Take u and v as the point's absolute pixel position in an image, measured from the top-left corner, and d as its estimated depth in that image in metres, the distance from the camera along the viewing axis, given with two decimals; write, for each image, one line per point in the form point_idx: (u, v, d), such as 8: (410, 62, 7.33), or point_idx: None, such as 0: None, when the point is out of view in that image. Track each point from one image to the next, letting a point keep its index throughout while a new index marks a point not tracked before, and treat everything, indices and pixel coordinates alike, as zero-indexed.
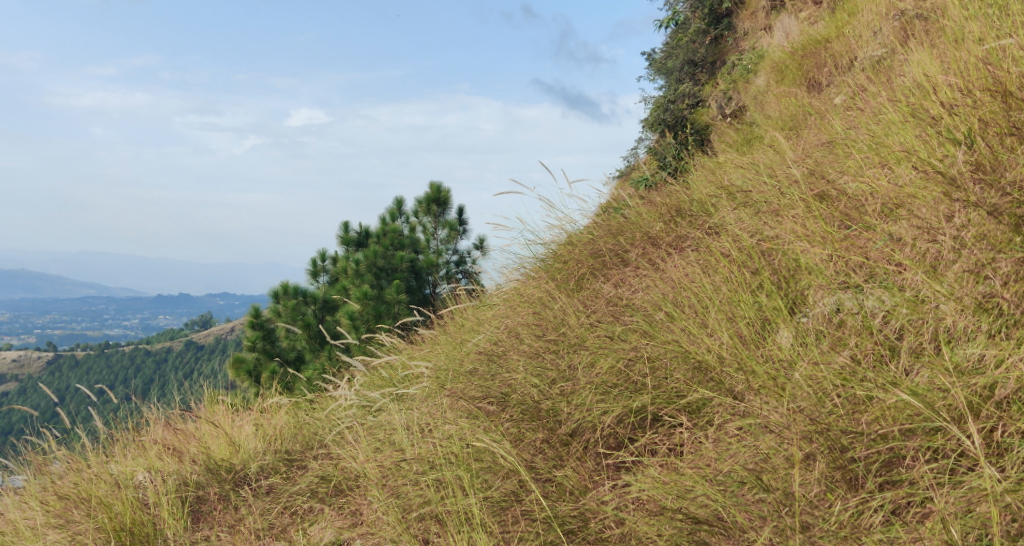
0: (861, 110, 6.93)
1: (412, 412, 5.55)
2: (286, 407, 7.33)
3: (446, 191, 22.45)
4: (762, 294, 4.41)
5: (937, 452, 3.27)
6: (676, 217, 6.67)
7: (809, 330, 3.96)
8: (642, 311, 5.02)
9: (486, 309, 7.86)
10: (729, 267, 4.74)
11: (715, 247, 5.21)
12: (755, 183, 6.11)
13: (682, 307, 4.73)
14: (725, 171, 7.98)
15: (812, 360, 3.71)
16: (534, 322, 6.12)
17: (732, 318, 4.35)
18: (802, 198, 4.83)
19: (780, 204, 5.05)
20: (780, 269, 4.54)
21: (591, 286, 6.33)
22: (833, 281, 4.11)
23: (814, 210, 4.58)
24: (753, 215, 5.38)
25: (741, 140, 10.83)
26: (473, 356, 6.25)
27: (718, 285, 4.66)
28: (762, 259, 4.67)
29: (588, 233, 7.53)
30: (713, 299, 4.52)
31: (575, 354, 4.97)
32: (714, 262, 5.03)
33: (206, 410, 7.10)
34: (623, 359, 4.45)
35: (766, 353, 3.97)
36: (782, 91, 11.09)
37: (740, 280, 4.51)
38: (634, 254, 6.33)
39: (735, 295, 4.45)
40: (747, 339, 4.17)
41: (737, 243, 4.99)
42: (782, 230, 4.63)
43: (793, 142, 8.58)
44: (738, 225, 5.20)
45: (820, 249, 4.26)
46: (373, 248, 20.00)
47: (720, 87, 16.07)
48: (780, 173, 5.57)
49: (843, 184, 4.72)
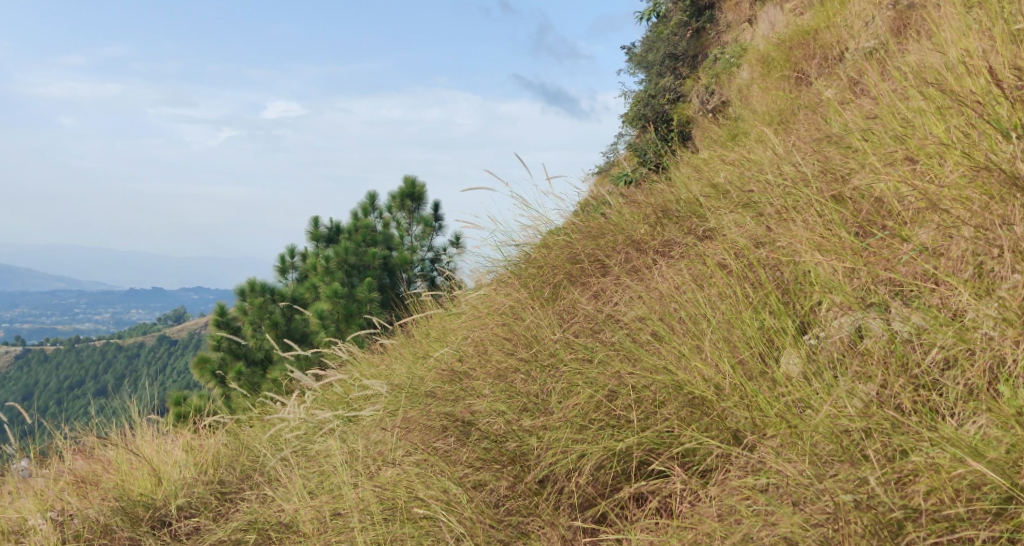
0: (865, 104, 6.36)
1: (362, 442, 4.89)
2: (227, 432, 6.63)
3: (421, 186, 21.71)
4: (767, 311, 3.78)
5: (1012, 535, 2.60)
6: (661, 217, 6.01)
7: (827, 361, 3.33)
8: (625, 330, 4.38)
9: (451, 317, 7.18)
10: (726, 279, 4.11)
11: (705, 253, 4.56)
12: (752, 182, 5.47)
13: (672, 326, 4.08)
14: (714, 173, 7.36)
15: (836, 401, 3.07)
16: (504, 337, 5.48)
17: (733, 341, 3.71)
18: (812, 200, 4.20)
19: (784, 207, 4.42)
20: (787, 283, 3.92)
21: (567, 295, 5.65)
22: (854, 300, 3.49)
23: (829, 214, 3.95)
24: (752, 221, 4.74)
25: (726, 135, 10.22)
26: (436, 375, 5.57)
27: (714, 298, 4.01)
28: (764, 270, 4.03)
29: (564, 234, 6.89)
30: (710, 318, 3.87)
31: (551, 382, 4.32)
32: (706, 271, 4.40)
33: (134, 430, 6.40)
34: (603, 390, 3.79)
35: (777, 389, 3.33)
36: (770, 85, 10.55)
37: (739, 295, 3.87)
38: (615, 260, 5.69)
39: (736, 313, 3.80)
40: (751, 369, 3.53)
41: (734, 251, 4.35)
42: (789, 236, 3.99)
43: (786, 138, 7.97)
44: (734, 230, 4.56)
45: (837, 261, 3.62)
46: (343, 244, 19.23)
47: (702, 81, 15.49)
48: (781, 173, 4.96)
49: (859, 184, 4.10)
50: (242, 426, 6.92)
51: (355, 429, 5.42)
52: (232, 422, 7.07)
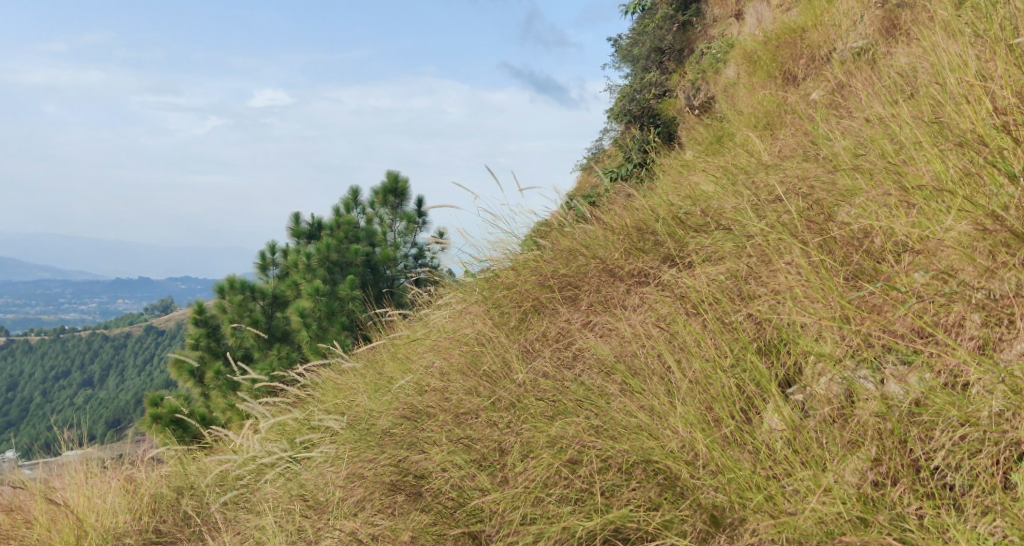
0: (856, 119, 6.01)
1: (316, 506, 4.79)
2: (181, 496, 6.23)
3: (404, 180, 21.12)
4: (744, 363, 3.41)
5: None
6: (636, 237, 5.60)
7: (817, 433, 2.99)
8: (593, 381, 3.99)
9: (414, 339, 6.77)
10: (700, 321, 3.75)
11: (680, 288, 4.17)
12: (735, 208, 5.08)
13: (642, 378, 3.70)
14: (696, 188, 6.98)
15: (829, 492, 2.78)
16: (467, 371, 5.11)
17: (708, 401, 3.33)
18: (798, 238, 3.82)
19: (767, 241, 4.03)
20: (764, 332, 3.54)
21: (535, 323, 5.25)
22: (843, 357, 3.15)
23: (816, 254, 3.57)
24: (734, 256, 4.35)
25: (711, 139, 9.82)
26: (394, 411, 5.19)
27: (688, 347, 3.63)
28: (741, 314, 3.65)
29: (537, 252, 6.50)
30: (683, 370, 3.50)
31: (517, 444, 3.99)
32: (677, 310, 4.03)
33: (78, 491, 6.03)
34: (565, 458, 3.43)
35: (758, 466, 3.00)
36: (757, 86, 10.18)
37: (716, 346, 3.49)
38: (587, 287, 5.29)
39: (710, 363, 3.42)
40: (727, 435, 3.16)
41: (711, 288, 3.96)
42: (771, 277, 3.62)
43: (774, 147, 7.57)
44: (712, 266, 4.17)
45: (826, 313, 3.25)
46: (325, 240, 18.68)
47: (689, 77, 15.12)
48: (767, 203, 4.58)
49: (848, 220, 3.74)
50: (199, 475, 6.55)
51: (308, 491, 5.02)
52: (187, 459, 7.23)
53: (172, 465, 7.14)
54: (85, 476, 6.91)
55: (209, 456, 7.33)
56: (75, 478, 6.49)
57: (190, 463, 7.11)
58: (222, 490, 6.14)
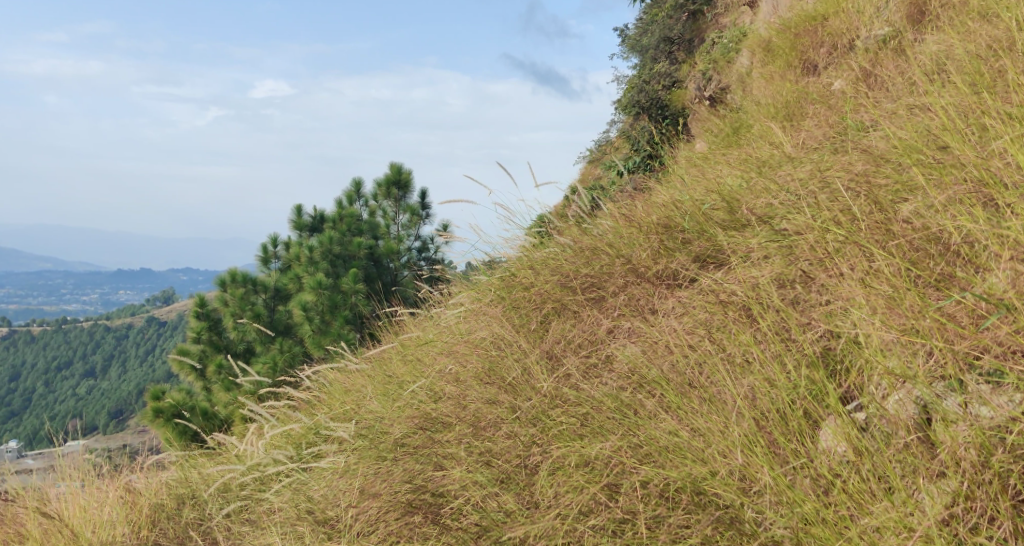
0: (893, 115, 5.75)
1: (327, 523, 4.59)
2: (180, 509, 5.97)
3: (407, 172, 20.75)
4: (808, 379, 3.27)
5: None
6: (663, 234, 5.28)
7: (897, 460, 2.90)
8: (630, 396, 3.70)
9: (425, 342, 6.46)
10: (754, 330, 3.57)
11: (725, 292, 3.90)
12: (773, 207, 4.83)
13: (686, 394, 3.48)
14: (720, 181, 6.72)
15: (918, 531, 2.73)
16: (485, 376, 4.83)
17: (770, 421, 3.20)
18: (858, 244, 3.65)
19: (821, 242, 3.82)
20: (827, 344, 3.39)
21: (555, 326, 4.97)
22: (925, 374, 3.03)
23: (886, 261, 3.42)
24: (775, 256, 4.08)
25: (727, 130, 9.48)
26: (407, 419, 4.93)
27: (740, 361, 3.45)
28: (800, 324, 3.48)
29: (552, 247, 6.18)
30: (738, 384, 3.36)
31: (544, 462, 3.74)
32: (719, 316, 3.77)
33: (73, 503, 5.77)
34: (600, 482, 3.35)
35: (833, 496, 2.91)
36: (774, 76, 9.85)
37: (778, 361, 3.33)
38: (610, 286, 5.01)
39: (770, 379, 3.28)
40: (787, 460, 3.07)
41: (759, 296, 3.74)
42: (838, 285, 3.46)
43: (798, 139, 7.25)
44: (758, 269, 3.94)
45: (904, 327, 3.12)
46: (327, 233, 18.33)
47: (700, 66, 14.79)
48: (808, 199, 4.31)
49: (916, 225, 3.58)
50: (201, 485, 6.35)
51: (319, 509, 4.75)
52: (188, 467, 7.03)
53: (173, 473, 6.91)
54: (81, 484, 6.72)
55: (211, 462, 7.10)
56: (68, 488, 6.24)
57: (193, 470, 6.90)
58: (226, 501, 5.95)
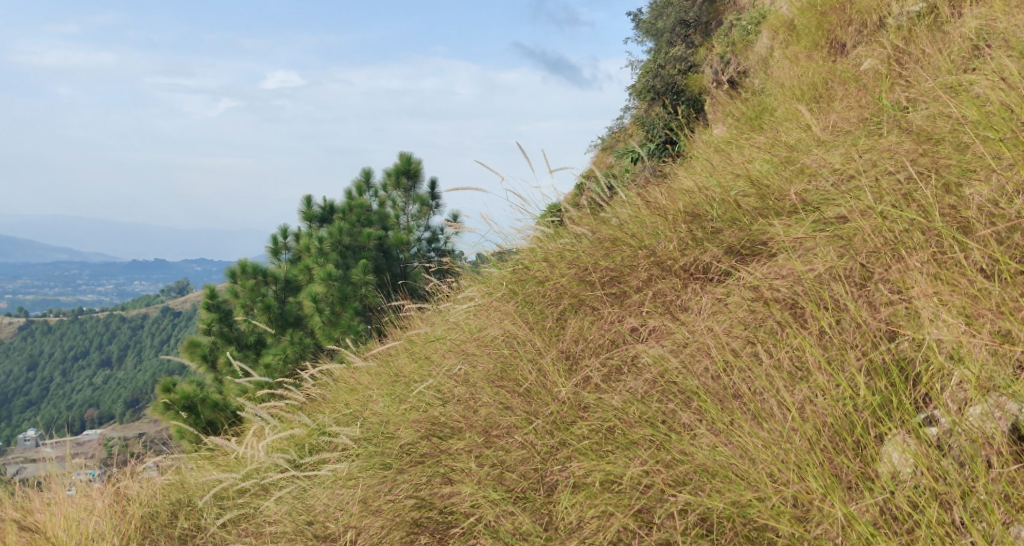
0: (938, 96, 5.32)
1: (328, 539, 4.27)
2: (178, 522, 5.70)
3: (417, 162, 20.33)
4: (874, 389, 2.93)
5: None
6: (690, 223, 4.85)
7: (987, 483, 2.56)
8: (661, 408, 3.35)
9: (432, 338, 6.07)
10: (807, 333, 3.22)
11: (768, 289, 3.52)
12: (813, 196, 4.43)
13: (728, 406, 3.14)
14: (748, 166, 6.30)
15: None
16: (497, 378, 4.47)
17: (830, 436, 2.86)
18: (927, 240, 3.29)
19: (880, 237, 3.47)
20: (895, 350, 3.04)
21: (573, 323, 4.60)
22: (1016, 384, 2.68)
23: (964, 260, 3.08)
24: (822, 248, 3.71)
25: (750, 115, 9.02)
26: (413, 424, 4.56)
27: (791, 369, 3.12)
28: (862, 328, 3.14)
29: (568, 236, 5.80)
30: (790, 393, 3.04)
31: (564, 478, 3.42)
32: (762, 317, 3.44)
33: (64, 516, 5.47)
34: (629, 506, 3.04)
35: (911, 527, 2.58)
36: (799, 58, 9.37)
37: (840, 368, 2.98)
38: (634, 280, 4.62)
39: (828, 388, 2.95)
40: (847, 481, 2.75)
41: (810, 295, 3.38)
42: (909, 286, 3.12)
43: (829, 122, 6.80)
44: (804, 263, 3.56)
45: (990, 333, 2.78)
46: (336, 224, 17.95)
47: (717, 50, 14.30)
48: (858, 188, 3.92)
49: (994, 222, 3.22)
50: (199, 490, 6.03)
51: (319, 526, 4.43)
52: (187, 472, 6.71)
53: (171, 476, 6.62)
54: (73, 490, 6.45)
55: (210, 464, 6.77)
56: (60, 498, 5.94)
57: (192, 474, 6.61)
58: (224, 510, 5.63)
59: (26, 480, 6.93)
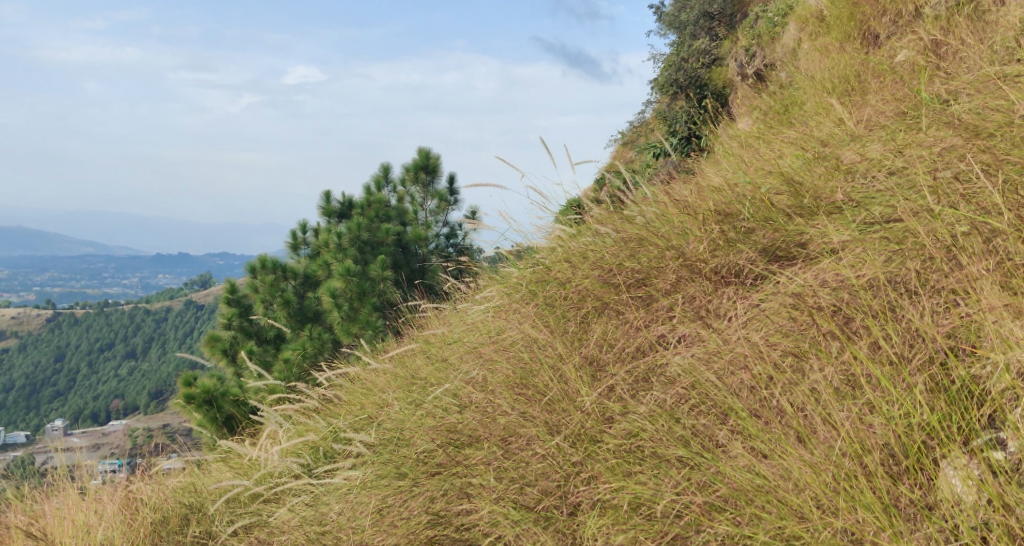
0: (982, 92, 5.08)
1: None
2: (187, 527, 5.53)
3: (436, 157, 20.13)
4: (934, 410, 2.83)
5: None
6: (720, 222, 4.59)
7: None
8: (696, 421, 3.29)
9: (449, 341, 5.87)
10: (857, 347, 3.08)
11: (811, 298, 3.37)
12: (852, 196, 4.21)
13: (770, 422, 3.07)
14: (779, 162, 6.06)
15: None
16: (517, 382, 4.28)
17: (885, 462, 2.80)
18: (983, 249, 3.13)
19: (933, 245, 3.30)
20: (954, 368, 2.91)
21: (597, 327, 4.40)
22: None
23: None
24: (867, 254, 3.52)
25: (777, 108, 8.74)
26: (428, 430, 4.38)
27: (841, 387, 3.01)
28: (916, 344, 3.01)
29: (592, 234, 5.59)
30: (839, 409, 2.96)
31: (591, 502, 3.36)
32: (805, 327, 3.30)
33: (73, 524, 5.35)
34: (658, 532, 3.03)
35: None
36: (829, 49, 9.07)
37: (896, 389, 2.89)
38: (661, 281, 4.38)
39: (881, 408, 2.88)
40: (890, 510, 2.71)
41: (856, 304, 3.26)
42: (967, 301, 2.97)
43: (862, 115, 6.55)
44: (849, 270, 3.42)
45: None
46: (355, 219, 17.79)
47: (742, 42, 13.98)
48: (905, 193, 3.73)
49: None
50: (209, 495, 5.87)
51: (332, 537, 4.28)
52: (198, 474, 6.57)
53: (184, 479, 6.49)
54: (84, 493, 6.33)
55: (223, 466, 6.63)
56: (69, 503, 5.80)
57: (204, 477, 6.47)
58: (234, 517, 5.46)
59: (41, 480, 6.85)
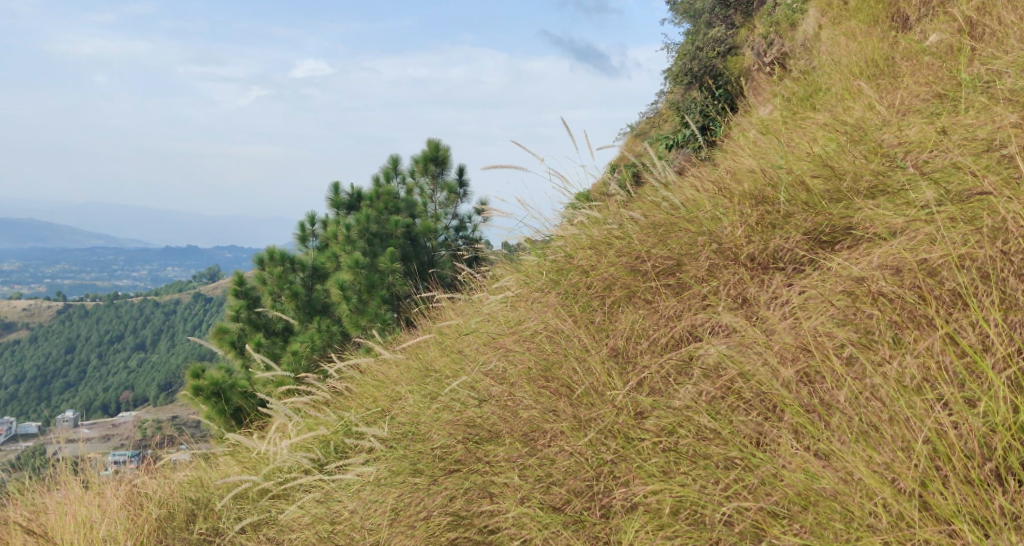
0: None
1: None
2: (193, 523, 5.32)
3: (446, 148, 19.85)
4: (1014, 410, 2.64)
5: None
6: (755, 206, 4.34)
7: None
8: (745, 420, 3.09)
9: (465, 332, 5.63)
10: (925, 343, 2.89)
11: (868, 291, 3.16)
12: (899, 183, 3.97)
13: (830, 422, 2.89)
14: (808, 145, 5.79)
15: None
16: (539, 374, 4.04)
17: (961, 465, 2.61)
18: None
19: (1001, 235, 3.09)
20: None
21: (624, 317, 4.15)
22: None
23: None
24: (926, 244, 3.31)
25: (800, 94, 8.44)
26: (445, 425, 4.14)
27: (907, 385, 2.81)
28: (990, 340, 2.81)
29: (614, 220, 5.34)
30: (904, 408, 2.77)
31: (626, 502, 3.15)
32: (864, 321, 3.11)
33: (72, 521, 5.14)
34: (707, 539, 2.84)
35: None
36: (855, 33, 8.76)
37: (973, 389, 2.70)
38: (692, 268, 4.15)
39: (955, 408, 2.67)
40: (965, 522, 2.52)
41: (918, 296, 3.06)
42: None
43: (895, 99, 6.27)
44: (911, 260, 3.21)
45: None
46: (364, 211, 17.55)
47: (759, 29, 13.65)
48: (969, 189, 3.55)
49: None
50: (215, 491, 5.66)
51: (344, 537, 4.06)
52: (203, 469, 6.34)
53: (190, 473, 6.28)
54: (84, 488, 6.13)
55: (231, 460, 6.42)
56: (70, 498, 5.60)
57: (211, 471, 6.25)
58: (242, 514, 5.25)
59: (42, 474, 6.65)
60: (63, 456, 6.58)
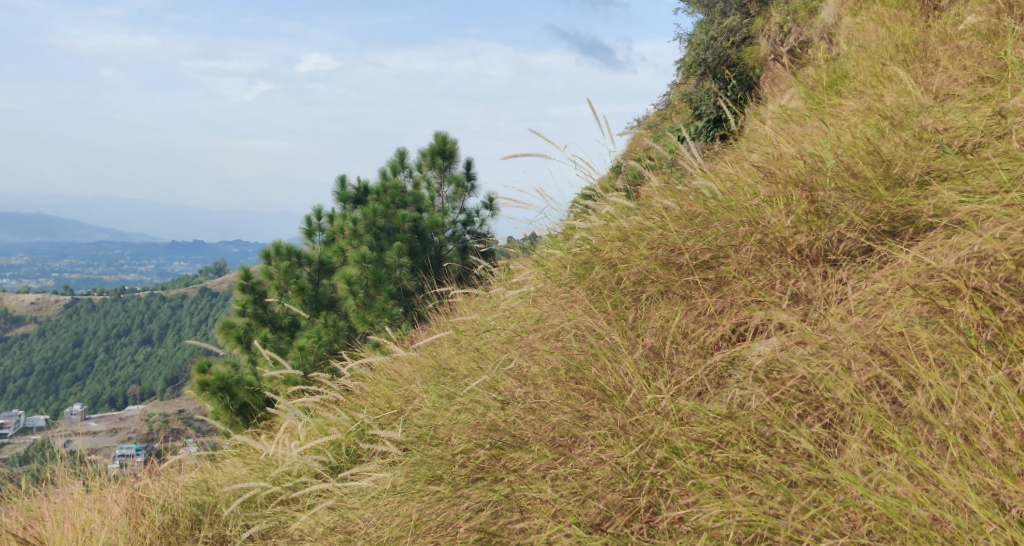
0: None
1: None
2: (198, 531, 5.06)
3: (453, 142, 19.50)
4: None
5: None
6: (796, 195, 4.07)
7: None
8: (814, 436, 2.88)
9: (482, 329, 5.35)
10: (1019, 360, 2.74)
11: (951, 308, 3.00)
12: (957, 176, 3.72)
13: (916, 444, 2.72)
14: (842, 131, 5.49)
15: None
16: (567, 374, 3.76)
17: None
18: None
19: None
20: None
21: (658, 314, 3.88)
22: None
23: None
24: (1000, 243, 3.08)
25: (825, 79, 8.09)
26: (466, 429, 3.86)
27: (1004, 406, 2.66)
28: None
29: (640, 211, 5.06)
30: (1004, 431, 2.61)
31: (679, 521, 2.92)
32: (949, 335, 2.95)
33: (71, 529, 4.87)
34: None
35: None
36: (884, 18, 8.40)
37: None
38: (733, 262, 3.87)
39: None
40: None
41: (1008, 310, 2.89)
42: None
43: (932, 84, 5.95)
44: (995, 268, 3.02)
45: None
46: (371, 205, 17.25)
47: (775, 18, 13.25)
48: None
49: None
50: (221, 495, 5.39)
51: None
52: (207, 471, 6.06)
53: (193, 474, 6.01)
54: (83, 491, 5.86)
55: (236, 462, 6.14)
56: (70, 503, 5.33)
57: (215, 473, 5.98)
58: (251, 521, 4.99)
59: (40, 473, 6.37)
60: (63, 455, 6.31)
